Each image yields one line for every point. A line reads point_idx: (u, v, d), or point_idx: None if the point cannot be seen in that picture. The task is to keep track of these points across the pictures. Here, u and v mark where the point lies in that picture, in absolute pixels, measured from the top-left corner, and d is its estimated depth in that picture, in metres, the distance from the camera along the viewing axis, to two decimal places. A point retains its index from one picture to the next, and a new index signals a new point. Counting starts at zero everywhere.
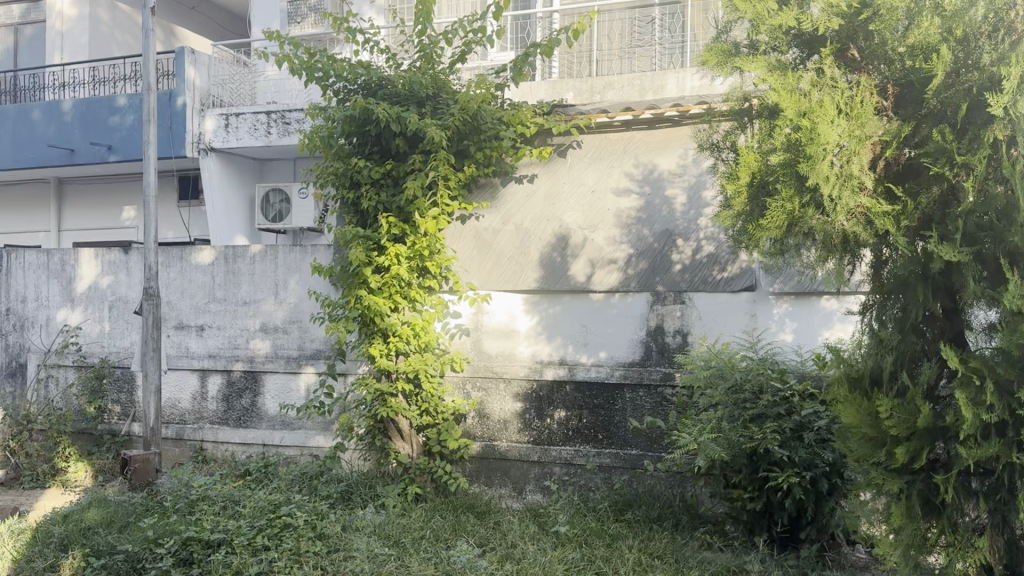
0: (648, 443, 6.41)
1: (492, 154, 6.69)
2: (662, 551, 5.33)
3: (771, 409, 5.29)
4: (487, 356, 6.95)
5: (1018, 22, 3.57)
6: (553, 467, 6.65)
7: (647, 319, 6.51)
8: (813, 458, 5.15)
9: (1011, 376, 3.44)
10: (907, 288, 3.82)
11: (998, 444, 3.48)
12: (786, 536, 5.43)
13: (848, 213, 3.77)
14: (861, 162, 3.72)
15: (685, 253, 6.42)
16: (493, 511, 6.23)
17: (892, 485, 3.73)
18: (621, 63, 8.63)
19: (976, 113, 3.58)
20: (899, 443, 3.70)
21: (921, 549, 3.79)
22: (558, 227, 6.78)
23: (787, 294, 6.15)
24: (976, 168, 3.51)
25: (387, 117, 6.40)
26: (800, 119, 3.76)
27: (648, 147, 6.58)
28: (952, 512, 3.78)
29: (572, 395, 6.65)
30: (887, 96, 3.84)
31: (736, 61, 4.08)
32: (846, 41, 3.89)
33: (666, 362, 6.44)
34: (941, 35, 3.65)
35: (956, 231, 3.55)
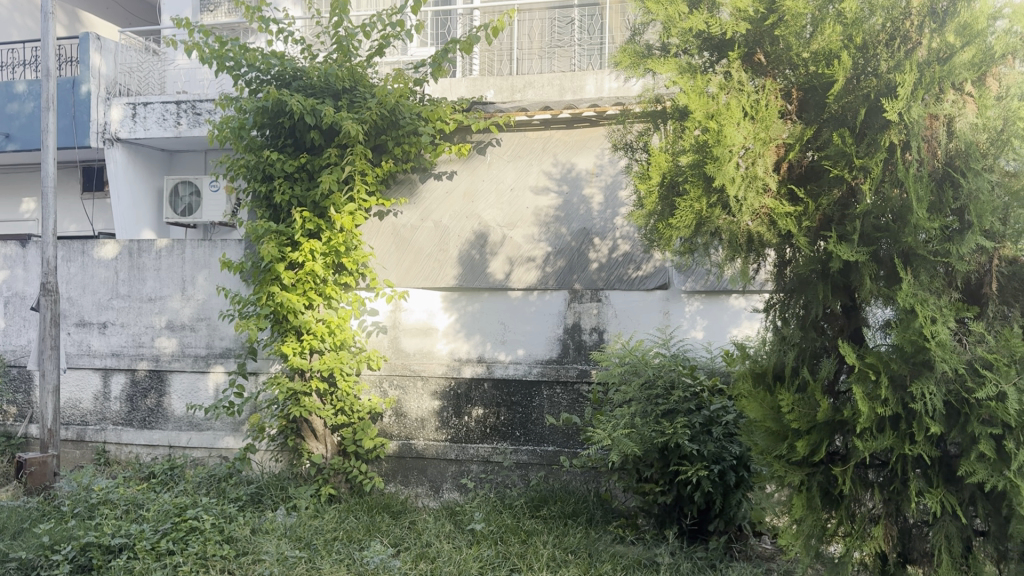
0: (564, 439, 6.47)
1: (411, 150, 6.62)
2: (576, 546, 5.36)
3: (682, 404, 5.43)
4: (405, 354, 6.89)
5: (913, 32, 3.72)
6: (470, 465, 6.63)
7: (565, 317, 6.55)
8: (721, 451, 5.29)
9: (905, 371, 3.58)
10: (809, 287, 3.95)
11: (892, 437, 3.62)
12: (695, 529, 5.56)
13: (752, 213, 3.86)
14: (765, 164, 3.82)
15: (602, 252, 6.50)
16: (408, 510, 6.16)
17: (794, 477, 3.84)
18: (541, 63, 8.66)
19: (874, 118, 3.72)
20: (800, 437, 3.82)
21: (821, 539, 3.93)
22: (477, 224, 6.76)
23: (698, 293, 6.30)
24: (872, 171, 3.65)
25: (301, 110, 6.25)
26: (707, 120, 3.82)
27: (567, 146, 6.64)
28: (851, 503, 3.92)
29: (490, 393, 6.66)
30: (792, 100, 3.97)
31: (648, 63, 4.14)
32: (753, 45, 3.99)
33: (584, 359, 6.50)
34: (843, 42, 3.74)
35: (853, 232, 3.70)
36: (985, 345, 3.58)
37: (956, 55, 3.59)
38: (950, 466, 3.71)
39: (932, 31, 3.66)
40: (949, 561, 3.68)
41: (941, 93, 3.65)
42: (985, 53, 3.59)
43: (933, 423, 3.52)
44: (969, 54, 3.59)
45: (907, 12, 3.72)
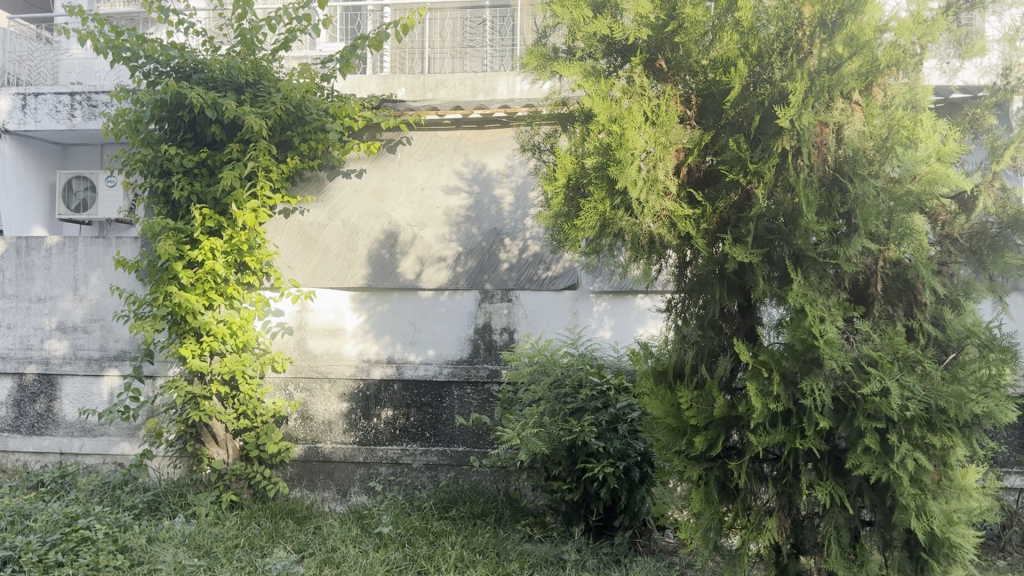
0: (474, 440, 6.47)
1: (317, 147, 6.48)
2: (484, 546, 5.33)
3: (589, 403, 5.50)
4: (312, 356, 6.76)
5: (806, 41, 3.82)
6: (378, 467, 6.55)
7: (476, 317, 6.55)
8: (626, 449, 5.38)
9: (795, 368, 3.71)
10: (706, 287, 4.06)
11: (783, 432, 3.74)
12: (601, 525, 5.63)
13: (654, 215, 3.93)
14: (665, 168, 3.88)
15: (512, 252, 6.54)
16: (313, 515, 6.05)
17: (692, 472, 3.95)
18: (452, 62, 8.63)
19: (768, 125, 3.84)
20: (698, 432, 3.92)
21: (719, 531, 4.03)
22: (387, 223, 6.71)
23: (606, 293, 6.39)
24: (765, 175, 3.78)
25: (201, 103, 6.06)
26: (610, 124, 3.85)
27: (477, 146, 6.67)
28: (747, 496, 4.03)
29: (399, 394, 6.59)
30: (691, 105, 4.06)
31: (553, 66, 4.17)
32: (654, 51, 4.04)
33: (495, 359, 6.51)
34: (739, 50, 3.85)
35: (747, 234, 3.81)
36: (870, 342, 3.71)
37: (844, 65, 3.70)
38: (839, 460, 3.85)
39: (823, 42, 3.76)
40: (838, 552, 3.82)
41: (831, 102, 3.78)
42: (871, 63, 3.71)
43: (822, 418, 3.65)
44: (856, 64, 3.72)
45: (799, 22, 3.79)
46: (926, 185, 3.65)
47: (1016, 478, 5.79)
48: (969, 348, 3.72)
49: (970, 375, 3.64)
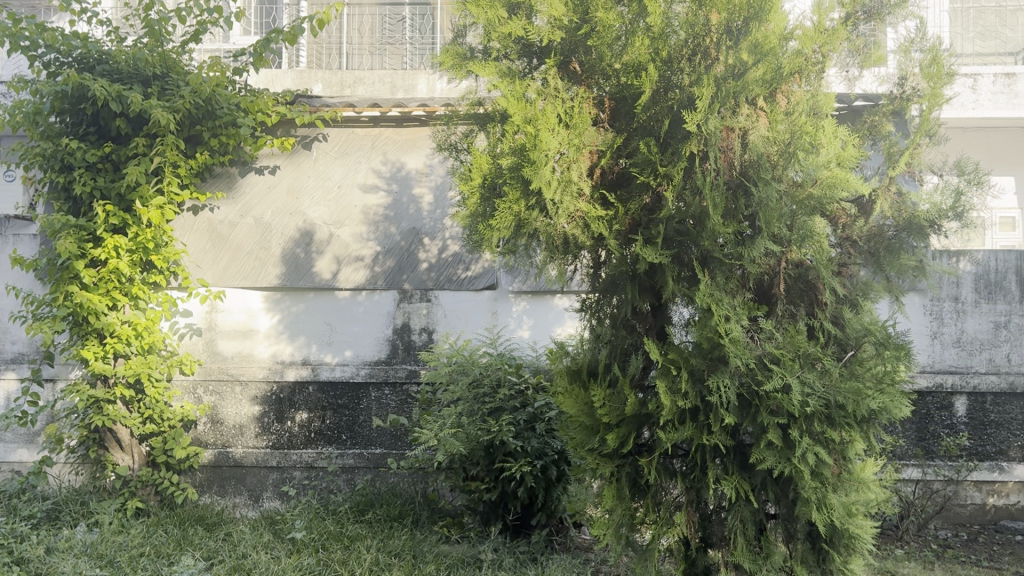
0: (391, 441, 6.41)
1: (228, 142, 6.32)
2: (400, 548, 5.25)
3: (507, 403, 5.52)
4: (222, 358, 6.59)
5: (713, 48, 3.87)
6: (292, 471, 6.44)
7: (394, 317, 6.49)
8: (544, 447, 5.42)
9: (703, 366, 3.79)
10: (618, 287, 4.11)
11: (691, 428, 3.81)
12: (519, 524, 5.65)
13: (568, 216, 3.91)
14: (579, 169, 3.87)
15: (431, 252, 6.51)
16: (223, 521, 5.90)
17: (605, 469, 3.97)
18: (371, 59, 8.57)
19: (676, 129, 3.91)
20: (610, 430, 3.95)
21: (631, 527, 4.08)
22: (301, 221, 6.60)
23: (525, 293, 6.43)
24: (675, 178, 3.83)
25: (105, 95, 5.84)
26: (525, 125, 3.80)
27: (396, 145, 6.64)
28: (657, 492, 4.08)
29: (314, 396, 6.49)
30: (604, 108, 4.05)
31: (469, 65, 4.12)
32: (568, 54, 4.06)
33: (413, 360, 6.46)
34: (650, 55, 3.86)
35: (657, 235, 3.88)
36: (774, 341, 3.80)
37: (749, 72, 3.79)
38: (744, 454, 3.95)
39: (729, 49, 3.82)
40: (744, 545, 3.89)
41: (737, 107, 3.85)
42: (776, 70, 3.83)
43: (727, 414, 3.73)
44: (761, 71, 3.82)
45: (706, 29, 3.84)
46: (826, 189, 3.77)
47: (913, 470, 6.07)
48: (866, 346, 3.87)
49: (867, 372, 3.79)
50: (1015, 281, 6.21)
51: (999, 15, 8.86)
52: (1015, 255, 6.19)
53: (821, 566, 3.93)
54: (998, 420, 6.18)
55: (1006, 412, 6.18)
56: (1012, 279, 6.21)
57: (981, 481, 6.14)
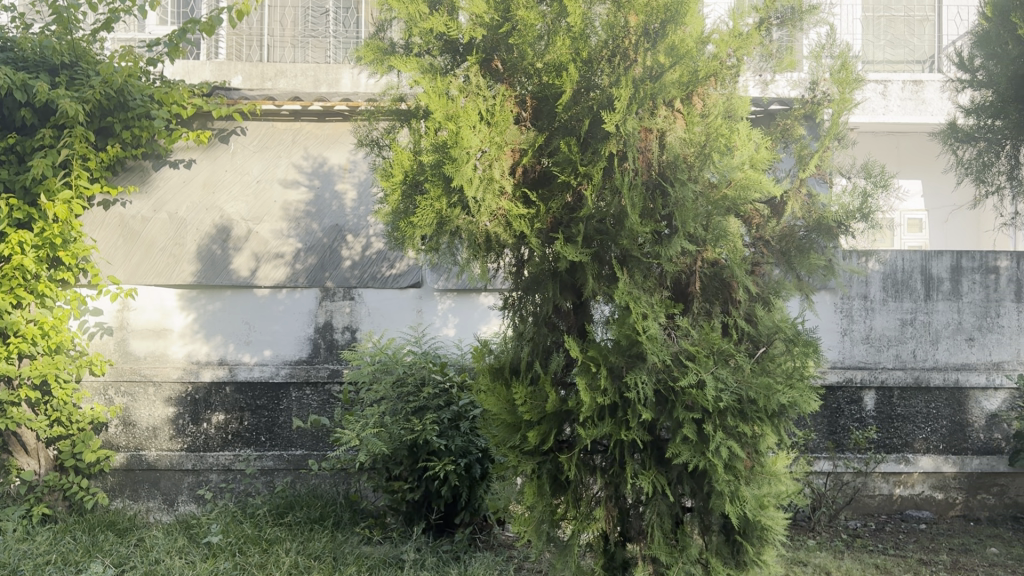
0: (312, 443, 6.31)
1: (141, 135, 6.14)
2: (320, 551, 5.14)
3: (432, 401, 5.49)
4: (134, 358, 6.37)
5: (631, 49, 3.85)
6: (209, 474, 6.29)
7: (316, 315, 6.38)
8: (467, 445, 5.41)
9: (621, 363, 3.81)
10: (540, 285, 4.08)
11: (610, 424, 3.80)
12: (442, 523, 5.62)
13: (491, 214, 3.83)
14: (501, 168, 3.80)
15: (354, 249, 6.44)
16: (136, 527, 5.72)
17: (526, 466, 3.94)
18: (293, 52, 8.40)
19: (596, 129, 3.90)
20: (531, 427, 3.90)
21: (552, 524, 4.05)
22: (219, 217, 6.46)
23: (450, 290, 6.41)
24: (594, 178, 3.81)
25: (8, 84, 5.60)
26: (446, 122, 3.64)
27: (318, 139, 6.57)
28: (577, 487, 4.05)
29: (232, 397, 6.34)
30: (526, 107, 4.02)
31: (389, 60, 3.98)
32: (490, 51, 3.99)
33: (336, 359, 6.37)
34: (571, 55, 3.84)
35: (578, 234, 3.86)
36: (689, 338, 3.87)
37: (666, 74, 3.82)
38: (661, 449, 3.98)
39: (646, 51, 3.82)
40: (661, 538, 3.92)
41: (654, 109, 3.89)
42: (692, 74, 3.84)
43: (645, 410, 3.76)
44: (678, 74, 3.83)
45: (626, 31, 3.82)
46: (739, 192, 3.87)
47: (825, 463, 6.28)
48: (777, 342, 3.97)
49: (778, 368, 3.89)
50: (920, 280, 6.48)
51: (908, 24, 9.20)
52: (920, 255, 6.46)
53: (735, 557, 3.99)
54: (904, 413, 6.46)
55: (911, 405, 6.46)
56: (917, 278, 6.48)
57: (888, 472, 6.39)
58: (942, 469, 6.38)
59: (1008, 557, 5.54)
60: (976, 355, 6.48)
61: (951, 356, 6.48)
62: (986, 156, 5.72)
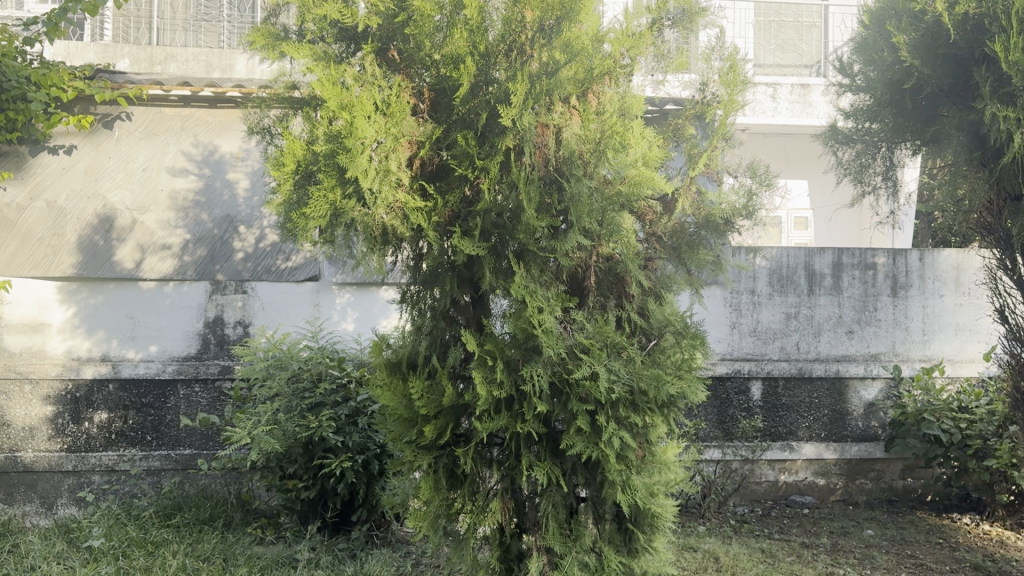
0: (201, 442, 6.12)
1: (18, 119, 5.81)
2: (209, 552, 4.97)
3: (328, 397, 5.39)
4: (8, 354, 6.02)
5: (528, 45, 3.84)
6: (91, 476, 6.01)
7: (206, 309, 6.17)
8: (365, 441, 5.34)
9: (517, 356, 3.80)
10: (437, 279, 4.00)
11: (506, 417, 3.80)
12: (338, 521, 5.54)
13: (387, 207, 3.66)
14: (398, 159, 3.64)
15: (248, 241, 6.32)
16: (10, 532, 5.45)
17: (422, 461, 3.87)
18: (185, 36, 8.20)
19: (494, 123, 3.82)
20: (428, 422, 3.84)
21: (448, 518, 4.02)
22: (102, 206, 6.20)
23: (349, 284, 6.31)
24: (491, 171, 3.74)
25: None
26: (340, 111, 3.50)
27: (207, 126, 6.41)
28: (473, 481, 4.02)
29: (115, 395, 6.07)
30: (424, 99, 3.91)
31: (282, 46, 3.83)
32: (386, 41, 3.88)
33: (226, 355, 6.18)
34: (468, 48, 3.78)
35: (474, 228, 3.80)
36: (584, 331, 3.90)
37: (561, 70, 3.84)
38: (556, 441, 4.00)
39: (542, 46, 3.83)
40: (555, 528, 3.94)
41: (551, 105, 3.88)
42: (586, 70, 3.91)
43: (540, 402, 3.76)
44: (572, 70, 3.91)
45: (523, 26, 3.81)
46: (632, 187, 3.92)
47: (714, 451, 6.52)
48: (667, 335, 4.07)
49: (668, 360, 3.99)
50: (804, 275, 6.79)
51: (797, 29, 9.62)
52: (804, 252, 6.77)
53: (626, 545, 4.07)
54: (789, 403, 6.76)
55: (795, 395, 6.77)
56: (801, 273, 6.79)
57: (773, 460, 6.68)
58: (823, 456, 6.71)
59: (882, 539, 5.87)
60: (855, 347, 6.83)
61: (832, 348, 6.81)
62: (864, 157, 6.04)
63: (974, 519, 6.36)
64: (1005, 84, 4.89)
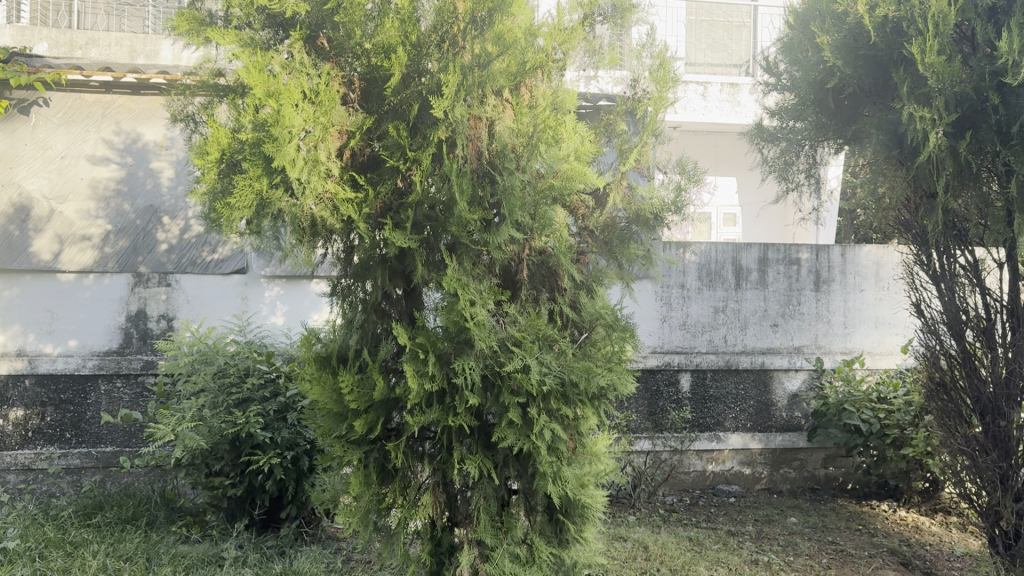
0: (124, 438, 5.97)
1: None
2: (131, 552, 4.83)
3: (256, 393, 5.28)
4: None
5: (460, 36, 3.85)
6: (5, 475, 5.80)
7: (127, 303, 6.01)
8: (294, 437, 5.24)
9: (449, 349, 3.78)
10: (368, 272, 3.95)
11: (437, 411, 3.77)
12: (266, 519, 5.45)
13: (316, 197, 3.60)
14: (327, 149, 3.59)
15: (172, 232, 6.18)
16: None
17: (352, 456, 3.82)
18: (108, 20, 8.04)
19: (425, 115, 3.80)
20: (358, 416, 3.79)
21: (379, 513, 3.98)
22: (18, 194, 6.02)
23: (278, 278, 6.22)
24: (423, 163, 3.71)
25: None
26: (267, 99, 3.42)
27: (131, 114, 6.27)
28: (404, 475, 3.98)
29: (32, 391, 5.89)
30: (354, 88, 3.88)
31: (207, 32, 3.71)
32: (316, 28, 3.81)
33: (150, 350, 6.02)
34: (399, 38, 3.75)
35: (406, 220, 3.76)
36: (517, 324, 3.89)
37: (493, 63, 3.83)
38: (488, 434, 3.99)
39: (474, 38, 3.83)
40: (486, 521, 3.93)
41: (483, 97, 3.86)
42: (519, 64, 3.89)
43: (472, 395, 3.75)
44: (505, 63, 3.87)
45: (454, 17, 3.81)
46: (564, 181, 3.96)
47: (644, 442, 6.63)
48: (598, 328, 4.11)
49: (599, 352, 4.03)
50: (731, 270, 6.94)
51: (727, 30, 9.83)
52: (731, 247, 6.92)
53: (557, 536, 4.10)
54: (716, 394, 6.92)
55: (722, 386, 6.93)
56: (728, 269, 6.94)
57: (702, 450, 6.82)
58: (749, 446, 6.89)
59: (805, 526, 6.05)
60: (780, 340, 7.01)
61: (758, 341, 6.98)
62: (787, 155, 6.25)
63: (891, 505, 6.60)
64: (921, 85, 5.03)
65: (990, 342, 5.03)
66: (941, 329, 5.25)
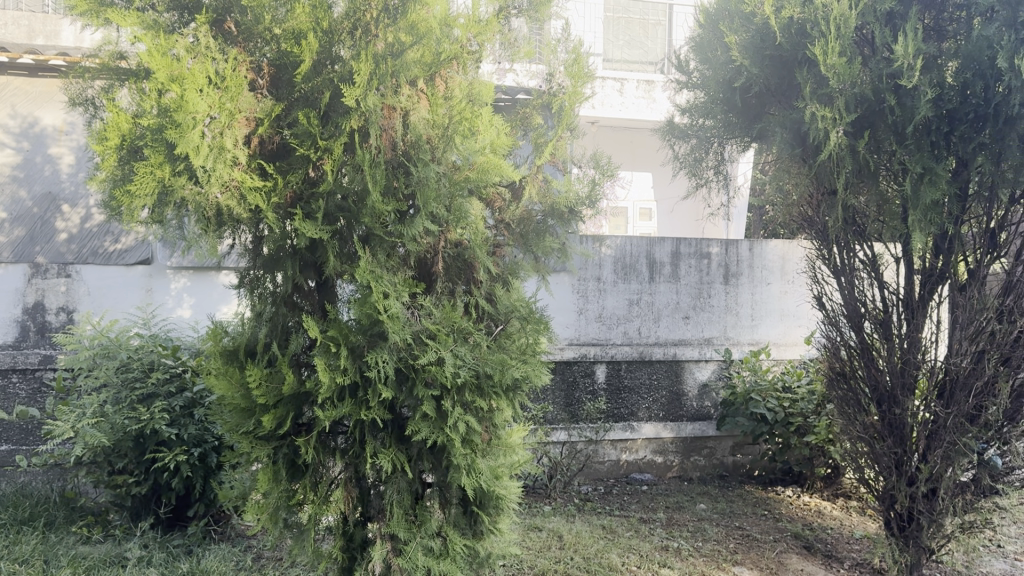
0: (20, 435, 5.83)
1: None
2: (28, 554, 4.62)
3: (161, 388, 5.10)
4: None
5: (372, 25, 3.81)
6: None
7: (24, 295, 5.78)
8: (202, 434, 5.11)
9: (362, 342, 3.73)
10: (278, 264, 3.85)
11: (349, 404, 3.73)
12: (173, 517, 5.30)
13: (221, 185, 3.48)
14: (233, 136, 3.48)
15: (72, 220, 6.06)
16: None
17: (260, 452, 3.74)
18: None
19: (337, 103, 3.73)
20: (267, 411, 3.71)
21: (290, 508, 3.91)
22: None
23: (185, 269, 6.07)
24: (334, 152, 3.64)
25: None
26: (170, 84, 3.31)
27: (27, 97, 6.14)
28: (315, 470, 3.93)
29: None
30: (263, 74, 3.77)
31: (106, 12, 3.56)
32: (222, 11, 3.70)
33: (48, 344, 5.81)
34: (310, 24, 3.68)
35: (318, 210, 3.69)
36: (431, 317, 3.87)
37: (406, 52, 3.78)
38: (402, 427, 3.97)
39: (387, 27, 3.80)
40: (399, 514, 3.90)
41: (398, 87, 3.83)
42: (434, 55, 3.90)
43: (385, 389, 3.71)
44: (419, 54, 3.87)
45: (368, 5, 3.80)
46: (480, 175, 3.93)
47: (560, 433, 6.71)
48: (513, 320, 4.12)
49: (513, 344, 4.05)
50: (645, 264, 7.06)
51: (643, 27, 9.99)
52: (645, 241, 7.04)
53: (472, 528, 4.10)
54: (630, 385, 7.04)
55: (636, 377, 7.05)
56: (642, 262, 7.06)
57: (616, 440, 6.95)
58: (661, 435, 7.05)
59: (713, 512, 6.22)
60: (691, 331, 7.19)
61: (670, 333, 7.14)
62: (698, 151, 6.44)
63: (795, 491, 6.86)
64: (824, 85, 5.19)
65: (887, 334, 5.25)
66: (841, 321, 5.51)
